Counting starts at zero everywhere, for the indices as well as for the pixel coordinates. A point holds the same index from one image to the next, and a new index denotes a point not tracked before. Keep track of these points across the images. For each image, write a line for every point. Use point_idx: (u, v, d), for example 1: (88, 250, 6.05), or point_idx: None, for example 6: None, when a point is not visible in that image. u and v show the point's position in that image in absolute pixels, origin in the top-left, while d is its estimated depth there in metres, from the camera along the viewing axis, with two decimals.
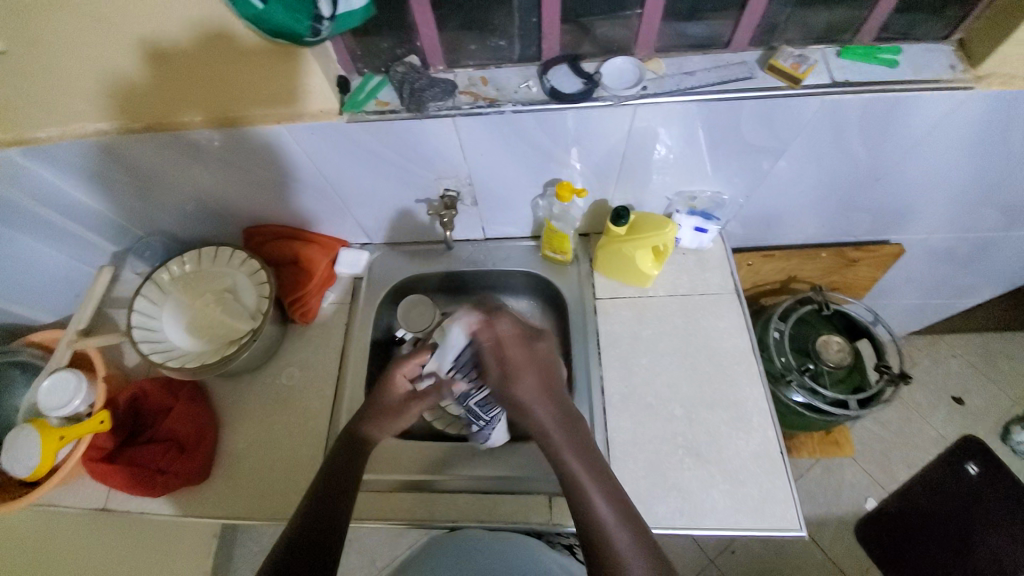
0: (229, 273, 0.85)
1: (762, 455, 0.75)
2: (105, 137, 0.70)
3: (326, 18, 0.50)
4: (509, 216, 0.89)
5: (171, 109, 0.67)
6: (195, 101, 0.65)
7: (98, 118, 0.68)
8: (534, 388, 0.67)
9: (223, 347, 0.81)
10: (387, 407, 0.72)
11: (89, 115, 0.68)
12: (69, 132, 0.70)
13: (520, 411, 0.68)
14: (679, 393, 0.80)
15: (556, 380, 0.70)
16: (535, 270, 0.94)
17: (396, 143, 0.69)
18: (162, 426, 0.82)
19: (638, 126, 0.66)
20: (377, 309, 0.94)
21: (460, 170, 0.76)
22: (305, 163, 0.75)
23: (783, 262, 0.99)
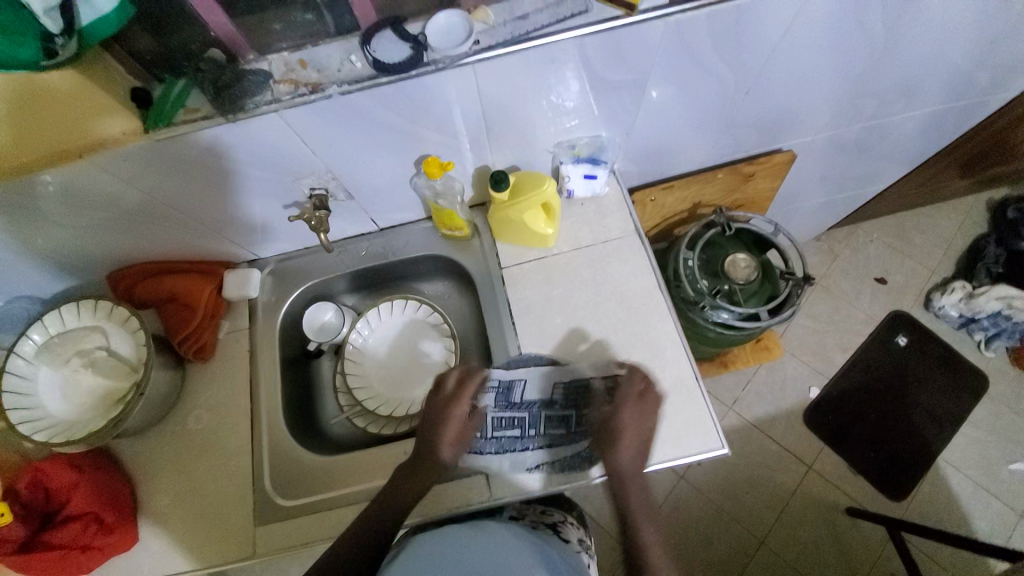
0: (98, 328, 0.78)
1: (683, 384, 0.77)
2: None
3: (57, 35, 0.44)
4: (393, 202, 0.83)
5: None
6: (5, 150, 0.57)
7: None
8: (631, 434, 0.70)
9: (110, 409, 0.75)
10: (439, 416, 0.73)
11: None
12: None
13: (620, 444, 0.70)
14: (598, 344, 0.80)
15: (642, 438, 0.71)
16: (437, 251, 0.90)
17: (228, 152, 0.62)
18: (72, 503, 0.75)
19: (486, 83, 0.61)
20: (281, 327, 0.89)
21: (317, 166, 0.70)
22: (140, 194, 0.67)
23: (685, 190, 0.98)
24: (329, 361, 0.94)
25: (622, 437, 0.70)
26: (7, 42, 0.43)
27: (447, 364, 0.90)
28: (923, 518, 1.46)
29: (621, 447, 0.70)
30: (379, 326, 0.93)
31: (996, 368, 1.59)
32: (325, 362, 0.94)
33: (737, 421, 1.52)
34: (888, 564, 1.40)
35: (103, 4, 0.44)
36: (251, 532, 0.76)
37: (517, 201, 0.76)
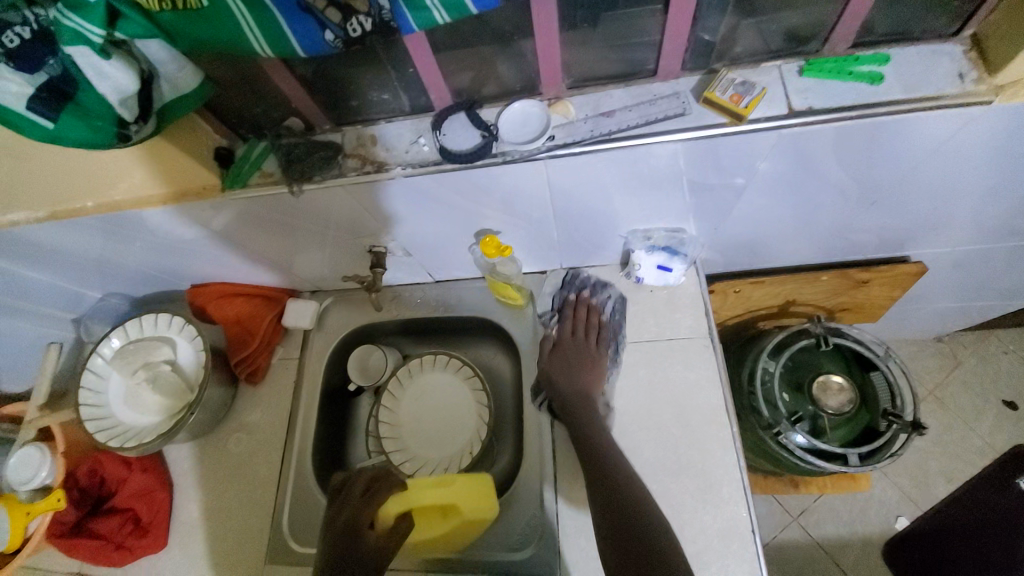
0: (169, 342, 0.84)
1: (734, 533, 0.66)
2: (35, 223, 0.67)
3: (133, 122, 0.46)
4: (450, 263, 0.80)
5: (79, 193, 0.63)
6: (95, 173, 0.61)
7: (34, 209, 0.66)
8: (584, 370, 0.75)
9: (166, 421, 0.81)
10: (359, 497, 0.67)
11: (29, 206, 0.66)
12: None
13: (587, 367, 0.76)
14: (561, 281, 0.82)
15: (594, 362, 0.76)
16: (488, 313, 0.86)
17: (294, 212, 0.63)
18: (120, 498, 0.81)
19: (557, 177, 0.56)
20: (329, 362, 0.89)
21: (376, 228, 0.68)
22: (217, 233, 0.71)
23: (777, 287, 0.85)
24: (367, 402, 0.93)
25: (581, 367, 0.75)
26: (84, 127, 0.44)
27: (479, 434, 0.86)
28: None
29: (577, 379, 0.74)
30: (417, 378, 0.91)
31: None
32: (363, 402, 0.93)
33: (800, 535, 1.32)
34: None
35: (187, 85, 0.47)
36: (261, 567, 0.77)
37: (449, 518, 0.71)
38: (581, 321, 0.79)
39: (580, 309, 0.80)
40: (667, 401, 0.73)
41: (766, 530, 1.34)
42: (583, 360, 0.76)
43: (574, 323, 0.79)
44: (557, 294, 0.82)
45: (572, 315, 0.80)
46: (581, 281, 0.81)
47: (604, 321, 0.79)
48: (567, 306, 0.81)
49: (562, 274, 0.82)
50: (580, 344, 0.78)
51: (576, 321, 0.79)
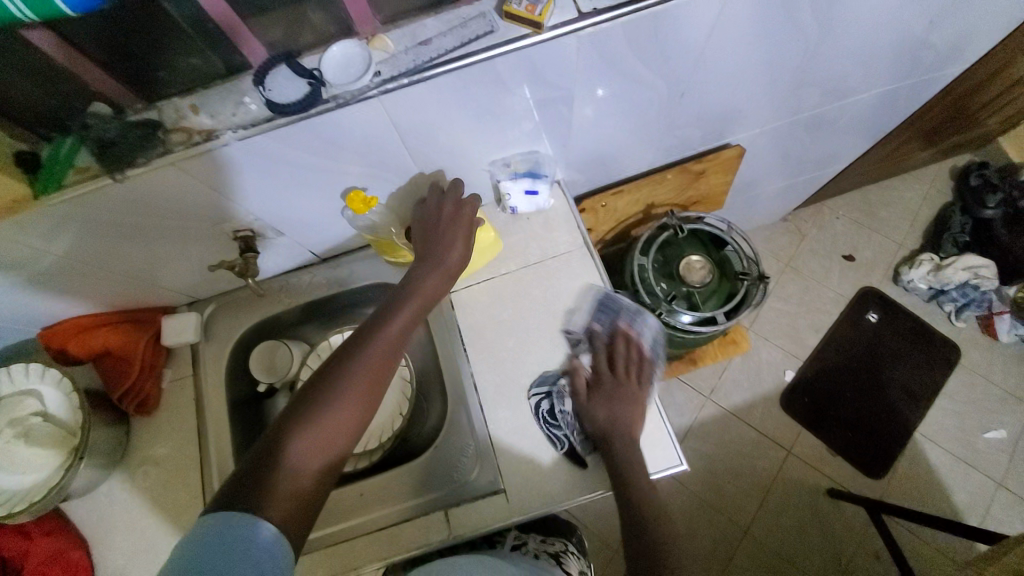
0: (32, 393, 0.75)
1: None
2: None
3: None
4: (328, 234, 0.80)
5: None
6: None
7: None
8: (632, 447, 0.68)
9: (54, 475, 0.72)
10: (338, 359, 0.61)
11: None
12: None
13: (631, 411, 0.71)
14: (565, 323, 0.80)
15: (625, 422, 0.70)
16: (381, 277, 0.87)
17: (132, 207, 0.60)
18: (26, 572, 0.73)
19: (398, 115, 0.59)
20: (230, 367, 0.86)
21: (235, 210, 0.67)
22: (50, 255, 0.64)
23: (636, 193, 0.96)
24: (285, 398, 0.90)
25: (632, 444, 0.69)
26: None
27: None
28: (902, 493, 1.47)
29: (631, 449, 0.68)
30: None
31: (967, 337, 1.59)
32: (279, 400, 0.90)
33: (717, 410, 1.52)
34: (870, 539, 1.41)
35: None
36: None
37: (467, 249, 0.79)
38: (619, 347, 0.76)
39: (575, 360, 0.77)
40: (562, 311, 0.80)
41: (690, 415, 1.52)
42: (630, 446, 0.68)
43: (612, 353, 0.75)
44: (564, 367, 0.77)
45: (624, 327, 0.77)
46: (570, 323, 0.80)
47: (642, 350, 0.75)
48: (598, 336, 0.77)
49: (567, 326, 0.79)
50: (611, 397, 0.72)
51: (618, 344, 0.76)
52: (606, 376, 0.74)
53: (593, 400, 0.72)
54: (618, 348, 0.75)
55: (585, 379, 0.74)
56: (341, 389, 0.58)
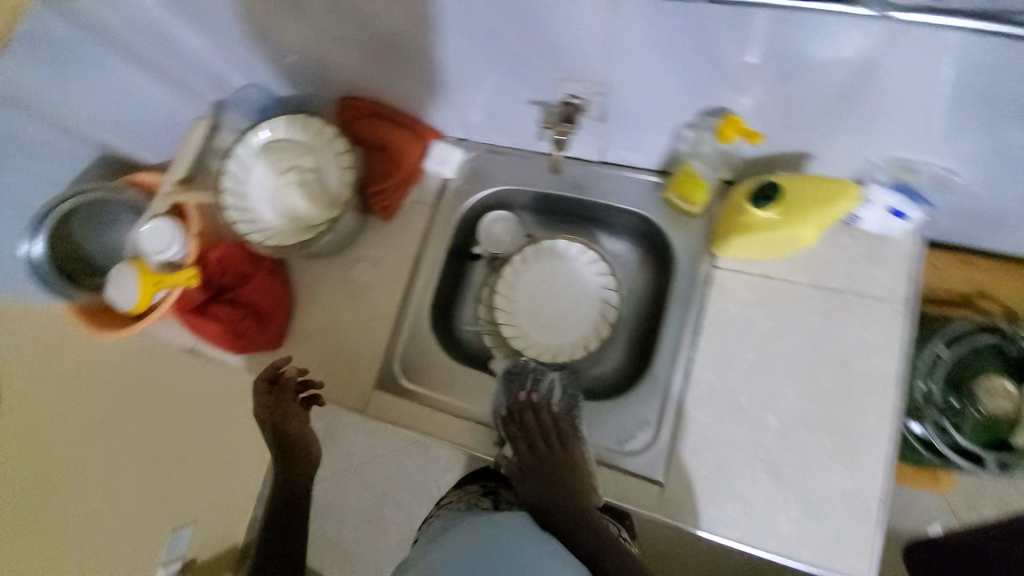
0: (313, 150, 0.79)
1: (849, 478, 0.64)
2: None
3: None
4: (639, 145, 0.71)
5: None
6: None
7: None
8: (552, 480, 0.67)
9: (304, 231, 0.78)
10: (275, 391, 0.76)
11: None
12: None
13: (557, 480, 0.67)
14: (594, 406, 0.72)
15: (534, 468, 0.69)
16: (650, 215, 0.77)
17: (524, 21, 0.54)
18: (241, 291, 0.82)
19: (883, 53, 0.46)
20: (462, 218, 0.85)
21: (595, 74, 0.59)
22: (409, 29, 0.61)
23: (981, 274, 0.75)
24: (481, 272, 0.89)
25: (551, 482, 0.67)
26: None
27: (597, 332, 0.81)
28: None
29: (539, 488, 0.68)
30: (534, 263, 0.85)
31: None
32: (476, 270, 0.89)
33: None
34: None
35: None
36: (369, 393, 0.79)
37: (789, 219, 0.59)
38: (552, 430, 0.70)
39: (535, 397, 0.73)
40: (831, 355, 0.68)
41: None
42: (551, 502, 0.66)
43: (528, 428, 0.71)
44: (546, 391, 0.73)
45: (521, 421, 0.71)
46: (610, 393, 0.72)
47: (557, 413, 0.72)
48: (515, 408, 0.73)
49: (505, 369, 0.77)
50: (537, 458, 0.69)
51: (534, 436, 0.70)
52: (523, 416, 0.72)
53: (531, 456, 0.70)
54: (561, 436, 0.70)
55: (518, 425, 0.72)
56: (300, 497, 0.75)
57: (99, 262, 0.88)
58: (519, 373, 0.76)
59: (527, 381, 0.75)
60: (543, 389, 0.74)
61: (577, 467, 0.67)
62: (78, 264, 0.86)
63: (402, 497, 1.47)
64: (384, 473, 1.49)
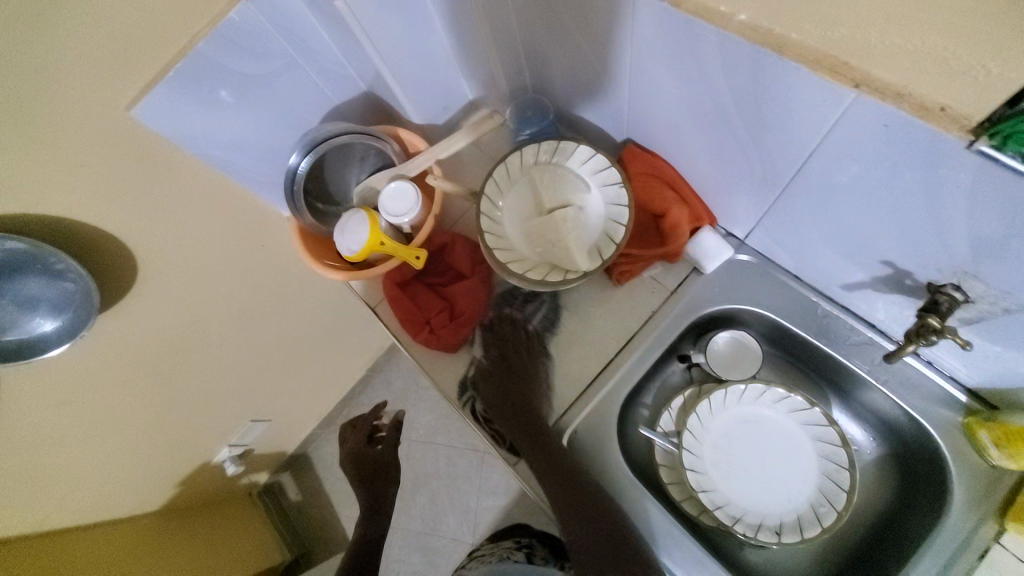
0: (589, 187, 0.72)
1: None
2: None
3: None
4: (973, 360, 0.59)
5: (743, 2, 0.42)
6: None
7: None
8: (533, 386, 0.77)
9: (547, 264, 0.72)
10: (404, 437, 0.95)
11: None
12: None
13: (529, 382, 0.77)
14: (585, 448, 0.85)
15: (529, 372, 0.77)
16: (929, 428, 0.64)
17: (992, 211, 0.42)
18: (448, 288, 0.81)
19: None
20: (697, 319, 0.75)
21: (1022, 291, 0.46)
22: (808, 140, 0.50)
23: None
24: (681, 376, 0.80)
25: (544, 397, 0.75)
26: None
27: (800, 526, 0.67)
28: None
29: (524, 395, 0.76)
30: (751, 402, 0.74)
31: None
32: (676, 371, 0.80)
33: None
34: None
35: None
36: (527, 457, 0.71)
37: None
38: (523, 343, 0.78)
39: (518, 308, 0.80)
40: None
41: None
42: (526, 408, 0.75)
43: (504, 338, 0.80)
44: (524, 313, 0.80)
45: (497, 333, 0.80)
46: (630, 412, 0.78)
47: (530, 326, 0.79)
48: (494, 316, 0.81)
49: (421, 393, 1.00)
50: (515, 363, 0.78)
51: (508, 345, 0.79)
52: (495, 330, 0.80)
53: (497, 358, 0.79)
54: (530, 346, 0.78)
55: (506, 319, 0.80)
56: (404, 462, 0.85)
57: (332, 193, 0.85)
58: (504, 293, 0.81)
59: (506, 300, 0.81)
60: (529, 310, 0.80)
61: (538, 378, 0.77)
62: (312, 184, 0.83)
63: (440, 494, 1.40)
64: (434, 461, 1.43)
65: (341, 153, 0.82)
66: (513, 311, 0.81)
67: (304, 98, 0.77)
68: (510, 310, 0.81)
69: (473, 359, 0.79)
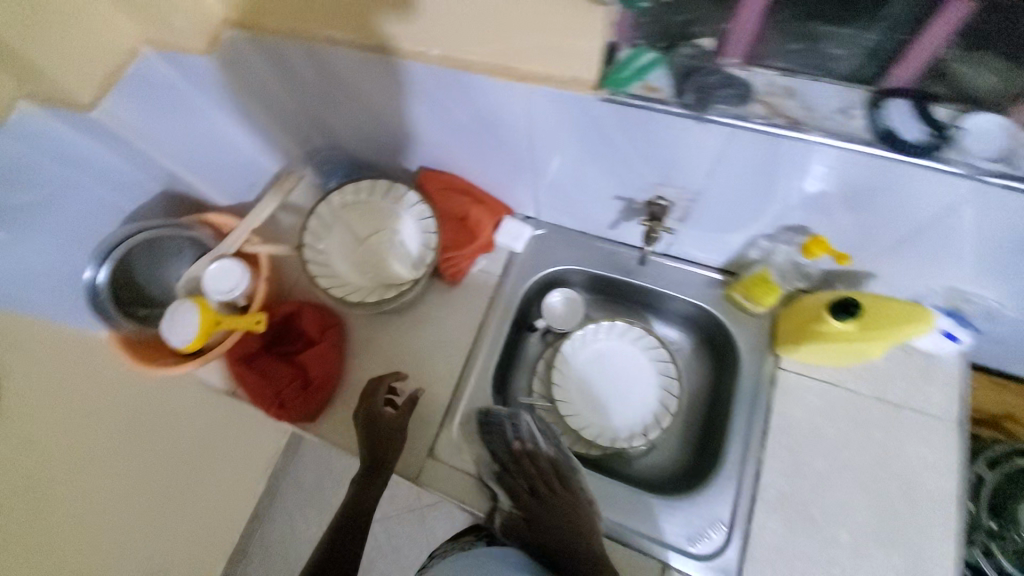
0: (394, 211, 0.81)
1: None
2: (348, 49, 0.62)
3: None
4: (709, 246, 0.77)
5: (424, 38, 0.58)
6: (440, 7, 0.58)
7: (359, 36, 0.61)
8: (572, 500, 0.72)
9: (381, 287, 0.79)
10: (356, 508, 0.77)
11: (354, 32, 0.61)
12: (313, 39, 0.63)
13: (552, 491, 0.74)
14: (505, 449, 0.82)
15: (537, 475, 0.75)
16: (710, 307, 0.81)
17: (639, 133, 0.60)
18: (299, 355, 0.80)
19: (971, 207, 0.52)
20: (526, 291, 0.87)
21: (692, 182, 0.65)
22: (519, 122, 0.66)
23: (1017, 397, 0.81)
24: (537, 345, 0.91)
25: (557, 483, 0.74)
26: None
27: (657, 421, 0.81)
28: None
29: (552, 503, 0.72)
30: (592, 342, 0.87)
31: None
32: (532, 342, 0.91)
33: None
34: None
35: None
36: (421, 461, 0.76)
37: (871, 332, 0.62)
38: (551, 476, 0.75)
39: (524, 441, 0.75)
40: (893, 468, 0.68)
41: None
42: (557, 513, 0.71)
43: (520, 464, 0.76)
44: (524, 430, 0.76)
45: (517, 471, 0.75)
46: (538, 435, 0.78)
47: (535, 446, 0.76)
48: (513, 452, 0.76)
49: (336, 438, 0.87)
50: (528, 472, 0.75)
51: (534, 480, 0.75)
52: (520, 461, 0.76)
53: (454, 459, 0.76)
54: (559, 475, 0.75)
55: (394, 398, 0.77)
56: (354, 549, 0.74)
57: (152, 293, 0.88)
58: (495, 422, 0.75)
59: (500, 427, 0.75)
60: (522, 433, 0.76)
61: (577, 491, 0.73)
62: (130, 292, 0.85)
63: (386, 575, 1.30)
64: (373, 543, 1.33)
65: (152, 254, 0.85)
66: (516, 443, 0.75)
67: (91, 214, 0.77)
68: (522, 440, 0.76)
69: (496, 511, 0.73)
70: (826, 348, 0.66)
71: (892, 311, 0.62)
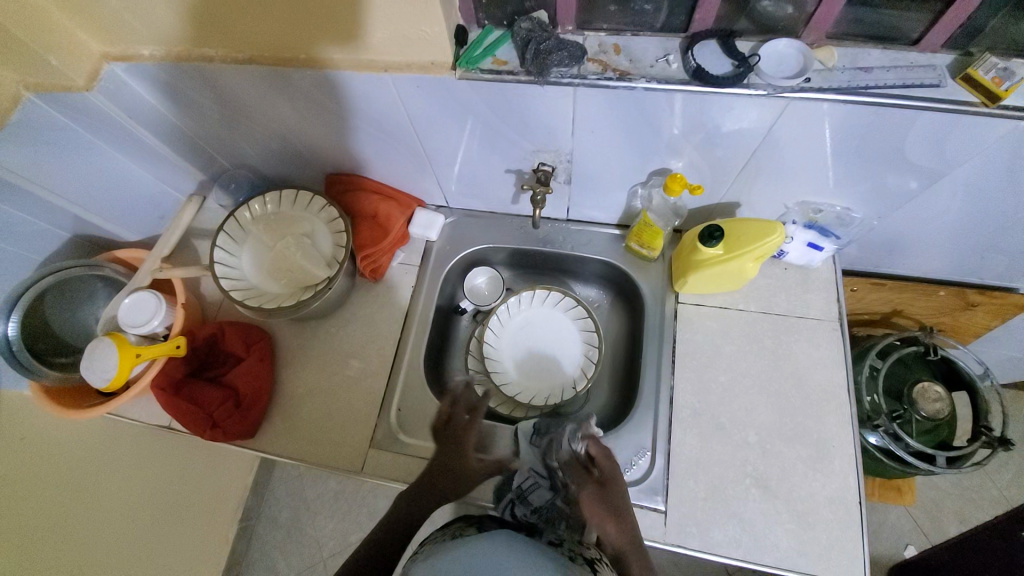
0: (304, 218, 0.85)
1: (822, 480, 0.69)
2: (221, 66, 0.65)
3: None
4: (602, 204, 0.84)
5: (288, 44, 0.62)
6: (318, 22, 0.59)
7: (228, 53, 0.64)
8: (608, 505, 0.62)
9: (299, 292, 0.82)
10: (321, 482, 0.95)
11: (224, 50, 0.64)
12: (187, 61, 0.66)
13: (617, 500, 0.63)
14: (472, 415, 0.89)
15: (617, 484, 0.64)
16: (614, 260, 0.87)
17: (503, 106, 0.65)
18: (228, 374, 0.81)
19: (786, 124, 0.59)
20: (445, 275, 0.91)
21: (563, 144, 0.70)
22: (397, 113, 0.70)
23: (893, 293, 0.91)
24: (468, 325, 0.95)
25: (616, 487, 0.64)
26: None
27: (584, 372, 0.86)
28: None
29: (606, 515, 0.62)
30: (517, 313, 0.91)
31: None
32: (463, 324, 0.95)
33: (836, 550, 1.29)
34: None
35: None
36: (365, 450, 0.79)
37: (739, 249, 0.69)
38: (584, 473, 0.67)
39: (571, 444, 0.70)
40: (787, 370, 0.75)
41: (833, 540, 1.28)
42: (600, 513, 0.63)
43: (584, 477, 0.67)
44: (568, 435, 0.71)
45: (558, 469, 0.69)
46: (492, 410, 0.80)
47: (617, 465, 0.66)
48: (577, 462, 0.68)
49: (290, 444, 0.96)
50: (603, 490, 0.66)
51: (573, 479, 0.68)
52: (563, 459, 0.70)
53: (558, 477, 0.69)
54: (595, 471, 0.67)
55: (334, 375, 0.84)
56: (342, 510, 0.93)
57: (69, 340, 0.86)
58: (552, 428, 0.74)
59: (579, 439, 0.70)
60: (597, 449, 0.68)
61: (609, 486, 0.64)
62: (46, 342, 0.83)
63: None
64: None
65: (64, 299, 0.84)
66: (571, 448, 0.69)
67: None
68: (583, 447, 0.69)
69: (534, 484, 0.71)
70: (708, 273, 0.73)
71: (748, 227, 0.69)
